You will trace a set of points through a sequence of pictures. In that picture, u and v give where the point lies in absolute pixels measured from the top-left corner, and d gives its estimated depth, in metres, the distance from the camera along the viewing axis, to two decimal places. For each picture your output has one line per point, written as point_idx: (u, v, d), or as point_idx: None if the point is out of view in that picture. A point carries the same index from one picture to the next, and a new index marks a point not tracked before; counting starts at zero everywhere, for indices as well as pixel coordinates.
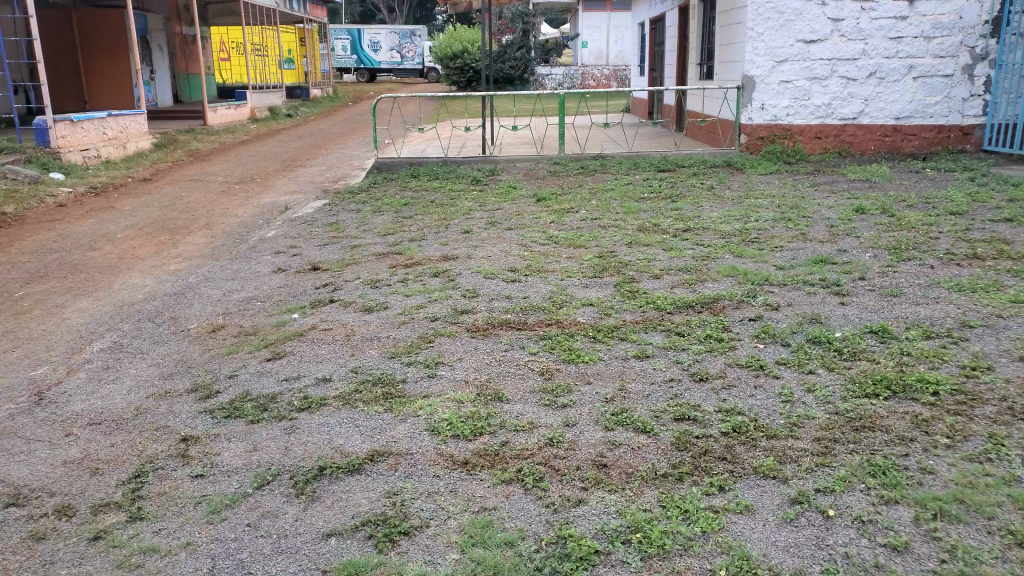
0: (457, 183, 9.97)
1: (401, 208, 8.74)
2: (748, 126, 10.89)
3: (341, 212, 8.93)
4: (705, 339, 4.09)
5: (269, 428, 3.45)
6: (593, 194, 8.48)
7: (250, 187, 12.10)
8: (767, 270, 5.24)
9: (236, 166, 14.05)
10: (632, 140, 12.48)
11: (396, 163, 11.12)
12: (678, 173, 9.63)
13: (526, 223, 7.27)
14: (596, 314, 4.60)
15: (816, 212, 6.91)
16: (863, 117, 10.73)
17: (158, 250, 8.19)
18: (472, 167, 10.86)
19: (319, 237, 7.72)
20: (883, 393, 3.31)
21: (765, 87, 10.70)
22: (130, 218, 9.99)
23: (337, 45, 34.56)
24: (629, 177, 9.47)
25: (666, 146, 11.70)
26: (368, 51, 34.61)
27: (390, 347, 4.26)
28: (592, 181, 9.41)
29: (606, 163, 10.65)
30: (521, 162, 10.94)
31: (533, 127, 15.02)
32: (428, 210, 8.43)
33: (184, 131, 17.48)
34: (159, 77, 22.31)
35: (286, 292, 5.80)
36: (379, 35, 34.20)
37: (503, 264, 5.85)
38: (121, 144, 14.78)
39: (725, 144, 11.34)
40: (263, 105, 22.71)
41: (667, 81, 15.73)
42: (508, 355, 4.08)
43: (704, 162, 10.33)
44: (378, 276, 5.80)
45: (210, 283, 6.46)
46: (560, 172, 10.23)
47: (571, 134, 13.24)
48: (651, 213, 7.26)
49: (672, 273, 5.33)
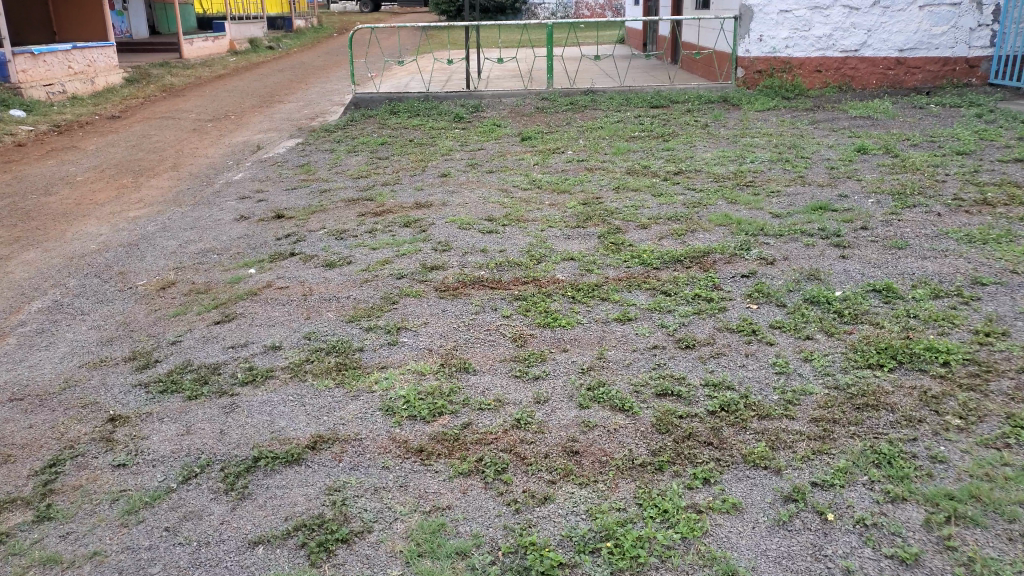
0: (438, 120, 9.41)
1: (376, 148, 8.23)
2: (744, 59, 10.35)
3: (313, 152, 8.42)
4: (693, 299, 3.73)
5: (207, 406, 3.18)
6: (580, 133, 7.99)
7: (224, 124, 11.50)
8: (762, 219, 4.85)
9: (211, 103, 13.40)
10: (624, 73, 11.87)
11: (374, 100, 10.50)
12: (671, 110, 9.11)
13: (507, 165, 6.82)
14: (577, 270, 4.23)
15: (816, 152, 6.46)
16: (865, 49, 10.12)
17: (119, 195, 7.72)
18: (455, 103, 10.28)
19: (287, 180, 7.25)
20: (888, 363, 2.95)
21: (763, 17, 10.11)
22: (93, 159, 9.45)
23: None
24: (619, 114, 8.94)
25: (660, 80, 11.12)
26: None
27: (349, 310, 3.91)
28: (580, 119, 8.88)
29: (595, 98, 10.09)
30: (507, 97, 10.36)
31: (521, 60, 14.35)
32: (405, 151, 7.93)
33: (157, 64, 16.64)
34: (131, 6, 21.20)
35: (246, 243, 5.39)
36: None
37: (480, 212, 5.44)
38: (91, 80, 13.99)
39: (722, 78, 10.77)
40: (241, 36, 21.70)
41: (662, 11, 14.99)
42: (478, 319, 3.72)
43: (699, 97, 9.79)
44: (344, 225, 5.39)
45: (167, 231, 6.02)
46: (547, 108, 9.68)
47: (561, 67, 12.61)
48: (641, 154, 6.80)
49: (660, 223, 4.93)
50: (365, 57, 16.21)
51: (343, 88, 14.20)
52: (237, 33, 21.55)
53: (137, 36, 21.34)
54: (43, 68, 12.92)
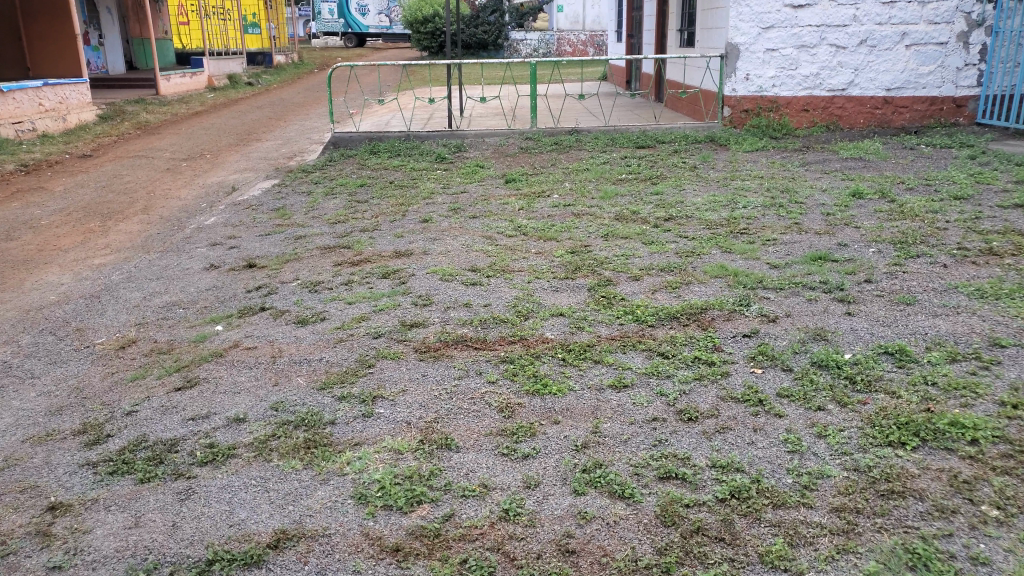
0: (421, 161, 9.22)
1: (357, 190, 8.00)
2: (731, 98, 10.28)
3: (290, 194, 8.17)
4: (692, 363, 3.49)
5: (160, 491, 2.88)
6: (565, 175, 7.81)
7: (201, 164, 11.23)
8: (760, 270, 4.68)
9: (189, 141, 13.14)
10: (609, 112, 11.80)
11: (356, 139, 10.29)
12: (656, 151, 8.99)
13: (491, 210, 6.61)
14: (567, 328, 3.97)
15: (808, 197, 6.31)
16: (853, 88, 10.11)
17: (85, 240, 7.41)
18: (438, 143, 10.10)
19: (263, 225, 6.99)
20: (911, 441, 2.70)
21: (750, 56, 10.07)
22: (63, 201, 9.14)
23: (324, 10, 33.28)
24: (604, 155, 8.81)
25: (645, 119, 11.05)
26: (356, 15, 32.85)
27: (322, 376, 3.62)
28: (565, 160, 8.73)
29: (580, 138, 9.97)
30: (490, 137, 10.21)
31: (505, 98, 14.28)
32: (387, 193, 7.70)
33: (134, 102, 16.40)
34: (110, 43, 21.02)
35: (215, 296, 5.09)
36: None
37: (464, 261, 5.19)
38: (62, 117, 13.74)
39: (708, 117, 10.72)
40: (222, 74, 21.56)
41: (645, 49, 15.04)
42: (462, 386, 3.42)
43: (685, 137, 9.69)
44: (320, 276, 5.12)
45: (133, 281, 5.71)
46: (532, 149, 9.53)
47: (545, 105, 12.53)
48: (629, 198, 6.62)
49: (653, 274, 4.72)
50: (348, 94, 16.06)
51: (324, 126, 14.01)
52: (218, 70, 21.42)
53: (112, 71, 21.12)
54: (11, 105, 12.59)
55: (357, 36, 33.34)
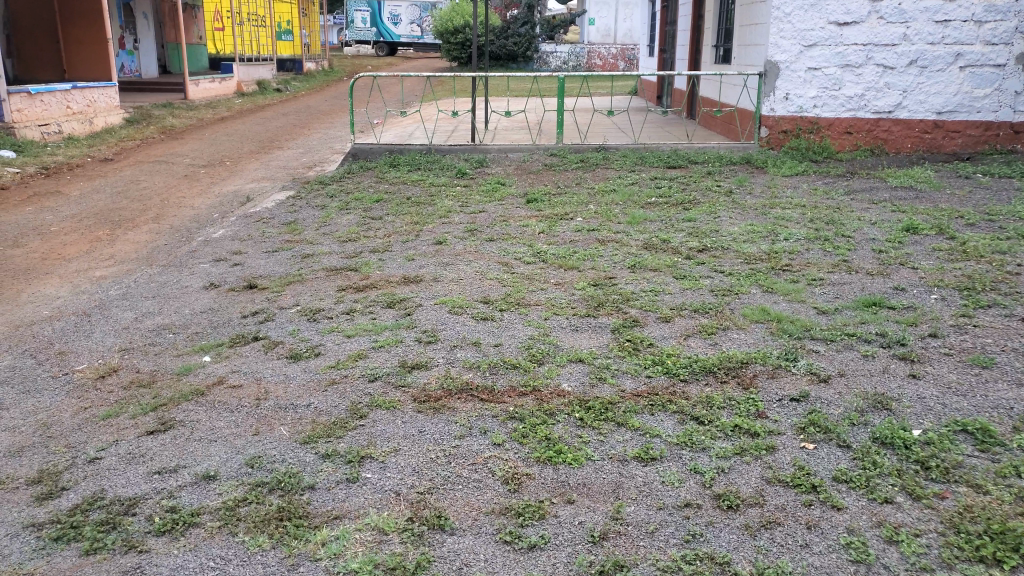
0: (440, 176, 8.83)
1: (371, 205, 7.63)
2: (770, 118, 9.76)
3: (303, 208, 7.82)
4: (732, 433, 3.02)
5: (103, 569, 2.40)
6: (591, 196, 7.36)
7: (219, 172, 10.98)
8: (806, 315, 4.18)
9: (211, 146, 12.90)
10: (639, 128, 11.33)
11: (376, 151, 9.94)
12: (688, 172, 8.51)
13: (510, 232, 6.18)
14: (586, 378, 3.49)
15: (856, 230, 5.79)
16: (900, 111, 9.52)
17: (90, 249, 7.08)
18: (459, 157, 9.72)
19: (271, 240, 6.63)
20: (1011, 559, 2.26)
21: (791, 74, 9.53)
22: (75, 206, 8.87)
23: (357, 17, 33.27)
24: (633, 174, 8.34)
25: (678, 138, 10.56)
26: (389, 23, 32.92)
27: (306, 426, 3.20)
28: (591, 179, 8.27)
29: (608, 155, 9.51)
30: (514, 152, 9.80)
31: (531, 111, 13.89)
32: (402, 210, 7.32)
33: (162, 105, 16.29)
34: (144, 47, 21.02)
35: (209, 320, 4.70)
36: (400, 7, 32.54)
37: (477, 291, 4.76)
38: (89, 120, 13.58)
39: (744, 137, 10.19)
40: (251, 79, 21.48)
41: (678, 64, 14.57)
42: (461, 447, 2.97)
43: (720, 158, 9.19)
44: (321, 302, 4.72)
45: (128, 298, 5.36)
46: (556, 165, 9.10)
47: (572, 120, 12.10)
48: (659, 225, 6.14)
49: (685, 315, 4.24)
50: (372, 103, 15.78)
51: (346, 135, 13.73)
52: (248, 76, 21.36)
53: (145, 74, 21.10)
54: (38, 106, 12.47)
55: (388, 44, 33.28)
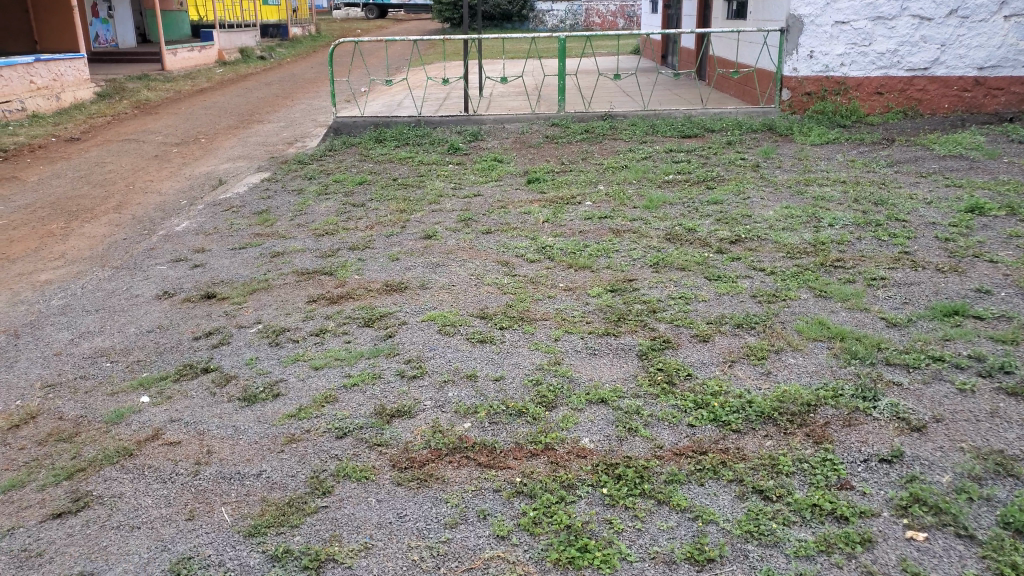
0: (430, 152, 8.01)
1: (354, 189, 6.83)
2: (791, 79, 8.85)
3: (278, 193, 7.02)
4: (811, 516, 2.26)
5: None
6: (600, 174, 6.55)
7: (192, 150, 10.12)
8: (873, 331, 3.44)
9: (187, 122, 12.01)
10: (647, 93, 10.44)
11: (360, 124, 9.08)
12: (705, 142, 7.68)
13: (510, 221, 5.40)
14: (612, 430, 2.75)
15: (910, 212, 5.01)
16: (937, 68, 8.67)
17: (38, 247, 6.31)
18: (452, 129, 8.88)
19: (239, 234, 5.86)
20: None
21: (816, 30, 8.60)
22: (29, 194, 8.06)
23: None
24: (645, 146, 7.52)
25: (691, 102, 9.68)
26: None
27: (256, 509, 2.47)
28: (598, 152, 7.45)
29: (615, 124, 8.66)
30: (512, 123, 8.97)
31: (529, 76, 12.99)
32: (387, 194, 6.53)
33: (136, 77, 15.32)
34: (118, 14, 19.89)
35: (154, 342, 3.94)
36: None
37: (471, 301, 4.00)
38: (55, 95, 12.65)
39: (762, 100, 9.27)
40: (233, 47, 20.40)
41: (684, 22, 13.61)
42: (457, 543, 2.25)
43: (739, 125, 8.36)
44: (287, 319, 3.97)
45: (67, 311, 4.59)
46: (558, 137, 8.27)
47: (573, 85, 11.21)
48: (681, 209, 5.36)
49: (727, 332, 3.49)
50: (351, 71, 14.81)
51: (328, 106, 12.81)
52: (230, 44, 20.25)
53: (121, 42, 19.99)
54: None
55: (378, 6, 31.97)
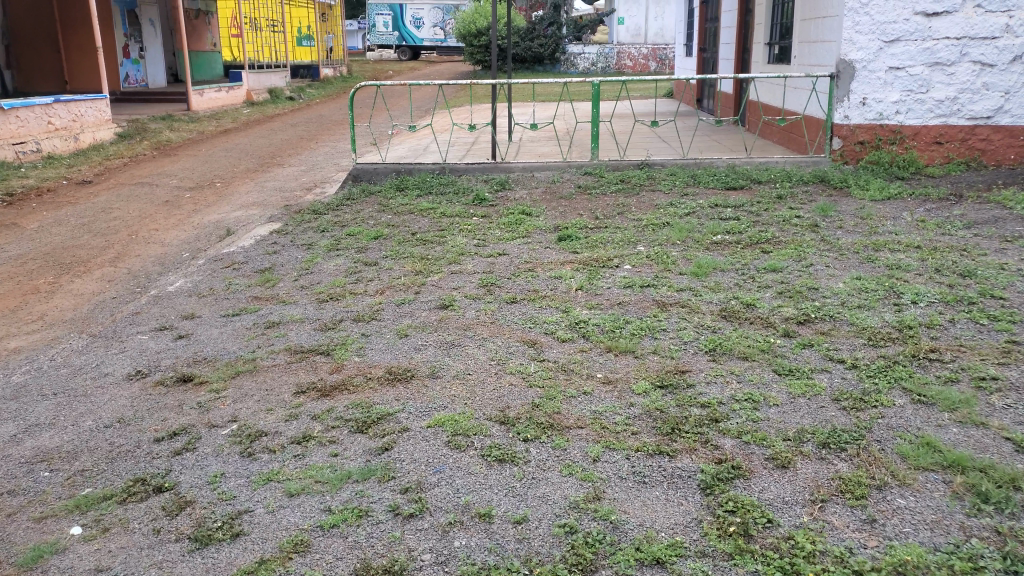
0: (452, 204, 7.41)
1: (366, 245, 6.22)
2: (843, 127, 8.18)
3: (284, 247, 6.45)
4: None
5: None
6: (639, 231, 5.87)
7: (204, 196, 9.68)
8: (1002, 460, 2.66)
9: (205, 164, 11.63)
10: (686, 140, 9.82)
11: (379, 172, 8.54)
12: (752, 196, 7.01)
13: (537, 288, 4.73)
14: None
15: (1010, 287, 4.24)
16: (1001, 117, 7.92)
17: (19, 306, 5.78)
18: (477, 178, 8.31)
19: (235, 299, 5.27)
20: None
21: (869, 75, 7.95)
22: (26, 243, 7.61)
23: (377, 19, 32.03)
24: (686, 200, 6.85)
25: (734, 150, 9.04)
26: (409, 26, 31.64)
27: None
28: (636, 206, 6.78)
29: (652, 174, 8.03)
30: (542, 171, 8.39)
31: (561, 120, 12.49)
32: (402, 252, 5.92)
33: (159, 117, 15.12)
34: (149, 54, 19.92)
35: (109, 445, 3.31)
36: (422, 9, 31.32)
37: (489, 397, 3.29)
38: (73, 136, 12.39)
39: (811, 149, 8.59)
40: (261, 87, 20.29)
41: (722, 64, 13.07)
42: None
43: (788, 176, 7.67)
44: (268, 419, 3.32)
45: (25, 394, 4.00)
46: (591, 188, 7.65)
47: (607, 131, 10.65)
48: (733, 278, 4.66)
49: (810, 456, 2.73)
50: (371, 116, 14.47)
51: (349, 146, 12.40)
52: (258, 83, 20.11)
53: (150, 82, 19.99)
54: (15, 124, 11.29)
55: (408, 48, 32.05)
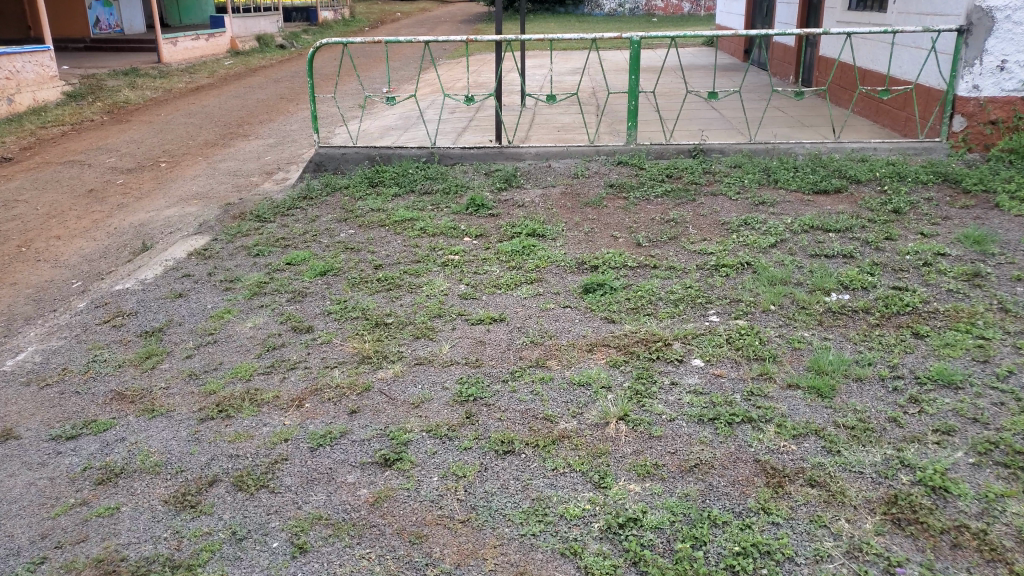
0: (438, 213, 5.47)
1: (307, 287, 4.34)
2: (970, 102, 6.12)
3: (200, 285, 4.57)
4: None
5: None
6: (705, 280, 3.94)
7: (140, 178, 7.71)
8: None
9: (159, 131, 9.59)
10: (757, 120, 7.86)
11: (350, 159, 6.54)
12: (848, 210, 5.03)
13: (551, 409, 2.84)
14: None
15: None
16: None
17: None
18: (476, 168, 6.36)
19: (90, 398, 3.40)
20: None
21: (1012, 30, 5.86)
22: None
23: None
24: (766, 216, 4.90)
25: (825, 135, 7.06)
26: None
27: None
28: (692, 224, 4.88)
29: (709, 167, 6.09)
30: (560, 160, 6.44)
31: (591, 82, 10.52)
32: (353, 305, 4.02)
33: (122, 71, 13.02)
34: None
35: None
36: None
37: None
38: (8, 98, 10.35)
39: (921, 130, 6.56)
40: (250, 34, 18.06)
41: (778, 9, 10.88)
42: None
43: (895, 176, 5.68)
44: None
45: None
46: (627, 189, 5.71)
47: (650, 103, 8.69)
48: (881, 405, 2.74)
49: None
50: (353, 80, 12.44)
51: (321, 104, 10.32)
52: (244, 30, 17.76)
53: (129, 30, 17.65)
54: None
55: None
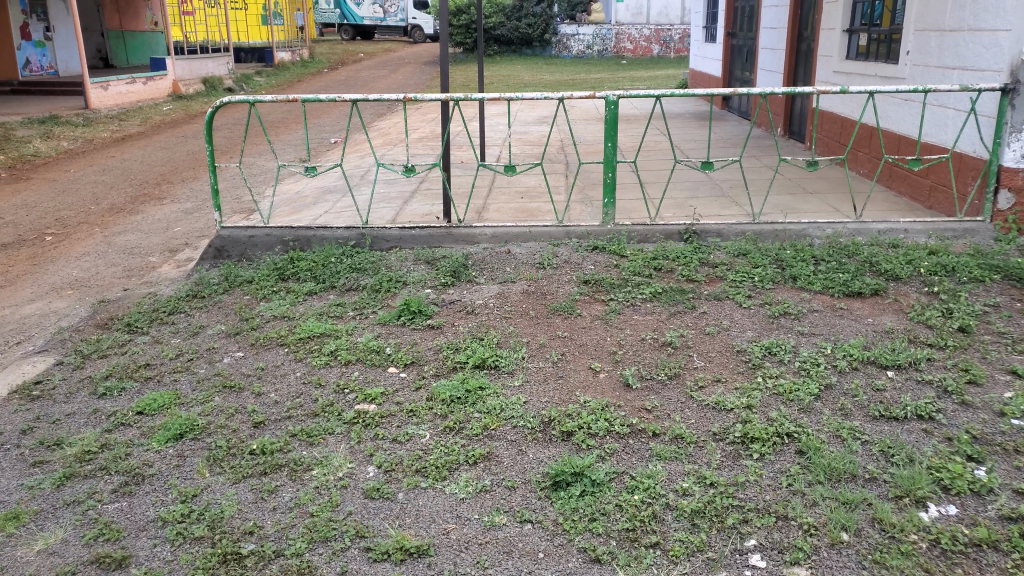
0: (360, 324, 4.15)
1: (149, 463, 2.97)
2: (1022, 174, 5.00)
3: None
4: None
5: None
6: (728, 473, 2.66)
7: (12, 257, 6.27)
8: None
9: (60, 193, 8.19)
10: (755, 188, 6.64)
11: (258, 244, 5.25)
12: (897, 328, 3.82)
13: None
14: None
15: None
16: None
17: None
18: (417, 253, 5.08)
19: None
20: None
21: None
22: None
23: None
24: (792, 341, 3.66)
25: (841, 211, 5.84)
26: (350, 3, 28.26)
27: None
28: (696, 352, 3.62)
29: (707, 254, 4.88)
30: (520, 244, 5.19)
31: (561, 137, 9.35)
32: (201, 508, 2.65)
33: (41, 118, 11.61)
34: (62, 36, 16.22)
35: None
36: None
37: None
38: None
39: (961, 205, 5.40)
40: (198, 75, 16.78)
41: (762, 53, 9.83)
42: None
43: (946, 272, 4.51)
44: None
45: None
46: (606, 287, 4.45)
47: (628, 167, 7.50)
48: None
49: None
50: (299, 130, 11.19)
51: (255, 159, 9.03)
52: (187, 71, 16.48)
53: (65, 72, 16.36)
54: None
55: (352, 26, 28.79)
